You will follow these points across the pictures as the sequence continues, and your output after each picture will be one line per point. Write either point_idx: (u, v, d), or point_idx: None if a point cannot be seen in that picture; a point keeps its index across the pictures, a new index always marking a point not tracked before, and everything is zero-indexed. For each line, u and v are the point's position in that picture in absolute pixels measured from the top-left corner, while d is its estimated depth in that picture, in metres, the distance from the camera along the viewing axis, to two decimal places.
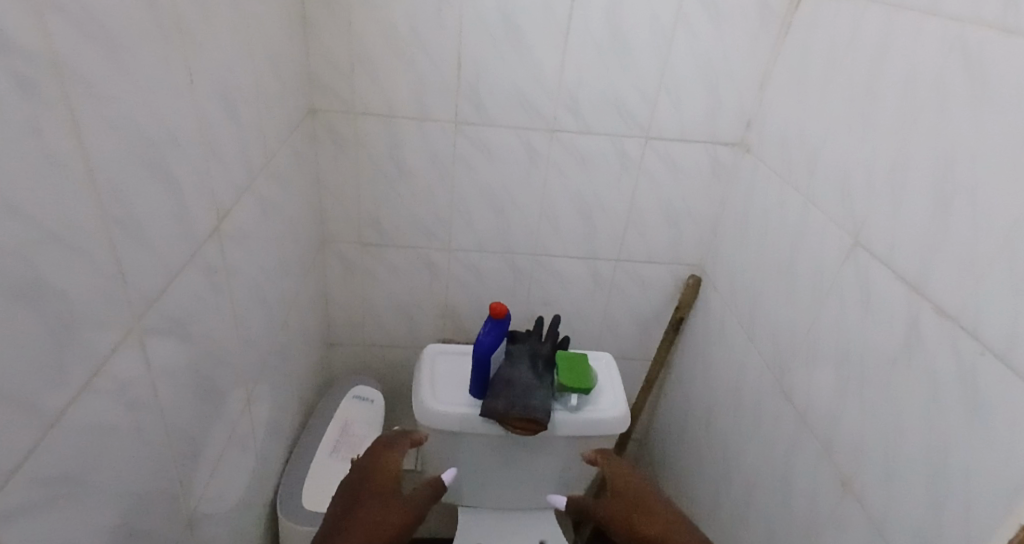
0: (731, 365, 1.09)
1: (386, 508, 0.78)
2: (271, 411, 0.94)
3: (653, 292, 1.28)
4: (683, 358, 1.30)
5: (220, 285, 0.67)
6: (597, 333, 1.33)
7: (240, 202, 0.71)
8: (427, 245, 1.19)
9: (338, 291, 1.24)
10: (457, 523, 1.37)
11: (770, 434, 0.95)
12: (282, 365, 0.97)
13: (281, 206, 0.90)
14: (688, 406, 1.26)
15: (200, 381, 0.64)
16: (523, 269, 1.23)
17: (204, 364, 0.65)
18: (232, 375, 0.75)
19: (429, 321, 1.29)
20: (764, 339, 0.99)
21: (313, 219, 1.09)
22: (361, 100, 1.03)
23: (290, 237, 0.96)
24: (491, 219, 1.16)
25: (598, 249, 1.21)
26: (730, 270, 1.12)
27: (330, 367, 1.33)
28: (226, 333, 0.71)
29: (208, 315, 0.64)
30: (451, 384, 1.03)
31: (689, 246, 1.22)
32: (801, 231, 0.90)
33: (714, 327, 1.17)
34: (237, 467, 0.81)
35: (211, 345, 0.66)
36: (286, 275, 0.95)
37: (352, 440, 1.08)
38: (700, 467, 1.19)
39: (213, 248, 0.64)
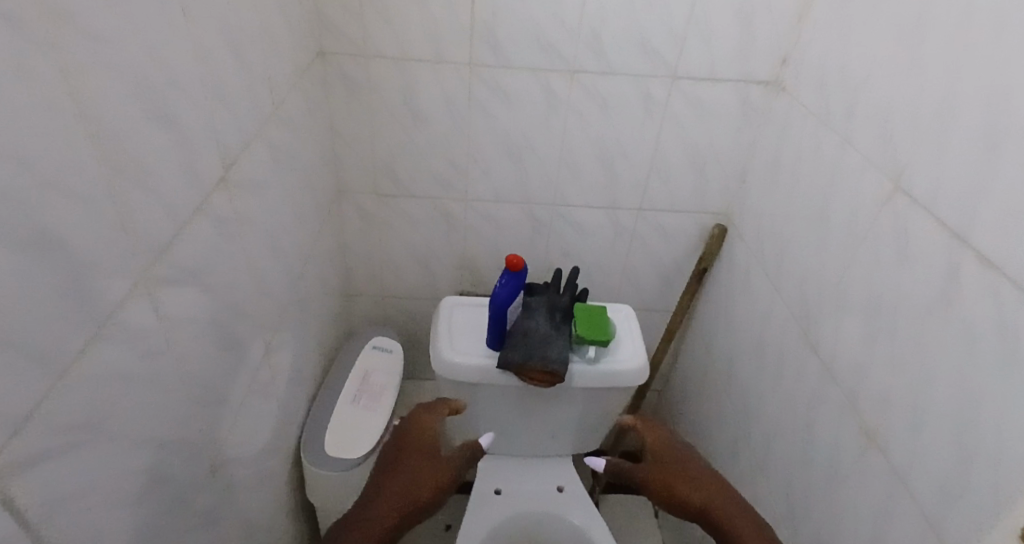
0: (756, 317, 1.06)
1: (417, 474, 0.76)
2: (293, 361, 0.95)
3: (676, 242, 1.24)
4: (705, 310, 1.27)
5: (232, 236, 0.66)
6: (617, 285, 1.31)
7: (249, 150, 0.69)
8: (444, 195, 1.16)
9: (356, 242, 1.23)
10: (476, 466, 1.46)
11: (792, 387, 0.93)
12: (301, 316, 0.98)
13: (294, 154, 0.88)
14: (709, 358, 1.24)
15: (217, 331, 0.64)
16: (542, 219, 1.20)
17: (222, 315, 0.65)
18: (250, 326, 0.75)
19: (447, 272, 1.28)
20: (791, 291, 0.95)
21: (327, 169, 1.07)
22: (373, 42, 0.99)
23: (305, 187, 0.94)
24: (509, 167, 1.13)
25: (619, 198, 1.17)
26: (758, 219, 1.08)
27: (350, 318, 1.34)
28: (241, 284, 0.70)
29: (222, 265, 0.64)
30: (469, 336, 1.04)
31: (715, 194, 1.18)
32: (835, 177, 0.85)
33: (739, 278, 1.13)
34: (259, 414, 0.82)
35: (227, 296, 0.66)
36: (302, 226, 0.94)
37: (372, 389, 1.08)
38: (719, 419, 1.19)
39: (223, 197, 0.63)
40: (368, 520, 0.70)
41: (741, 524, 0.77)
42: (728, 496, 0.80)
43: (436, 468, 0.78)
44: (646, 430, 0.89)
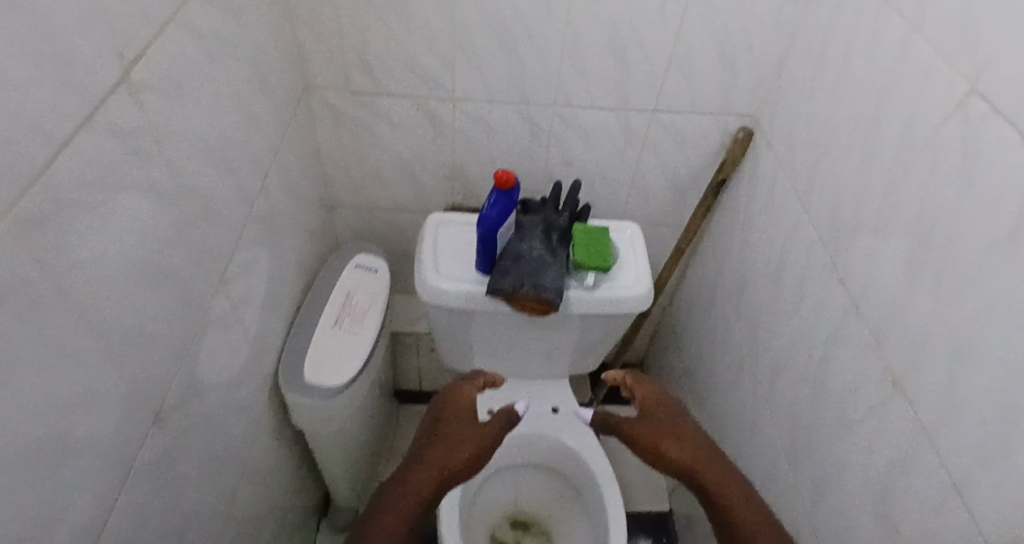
0: (777, 239, 0.95)
1: (461, 440, 0.82)
2: (264, 286, 0.87)
3: (693, 150, 1.10)
4: (720, 226, 1.15)
5: (149, 152, 0.54)
6: (624, 197, 1.19)
7: (166, 42, 0.56)
8: (429, 94, 1.01)
9: (333, 148, 1.10)
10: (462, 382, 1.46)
11: (808, 320, 0.84)
12: (270, 237, 0.88)
13: (239, 46, 0.73)
14: (719, 279, 1.14)
15: (140, 268, 0.55)
16: (541, 123, 1.05)
17: (144, 248, 0.55)
18: (194, 255, 0.66)
19: (436, 182, 1.16)
20: (822, 211, 0.84)
21: (290, 64, 0.91)
22: None
23: (259, 88, 0.80)
24: (503, 62, 0.96)
25: (631, 99, 1.02)
26: (792, 125, 0.93)
27: (334, 231, 1.24)
28: (174, 209, 0.60)
29: (136, 189, 0.53)
30: (456, 258, 0.94)
31: (743, 94, 1.01)
32: (895, 76, 0.70)
33: (762, 194, 1.01)
34: (223, 346, 0.75)
35: (150, 225, 0.56)
36: (259, 134, 0.82)
37: (354, 312, 1.01)
38: (724, 344, 1.11)
39: (127, 105, 0.50)
40: (421, 471, 0.79)
41: (730, 497, 0.73)
42: (720, 465, 0.76)
43: (478, 430, 0.85)
44: (636, 388, 0.83)
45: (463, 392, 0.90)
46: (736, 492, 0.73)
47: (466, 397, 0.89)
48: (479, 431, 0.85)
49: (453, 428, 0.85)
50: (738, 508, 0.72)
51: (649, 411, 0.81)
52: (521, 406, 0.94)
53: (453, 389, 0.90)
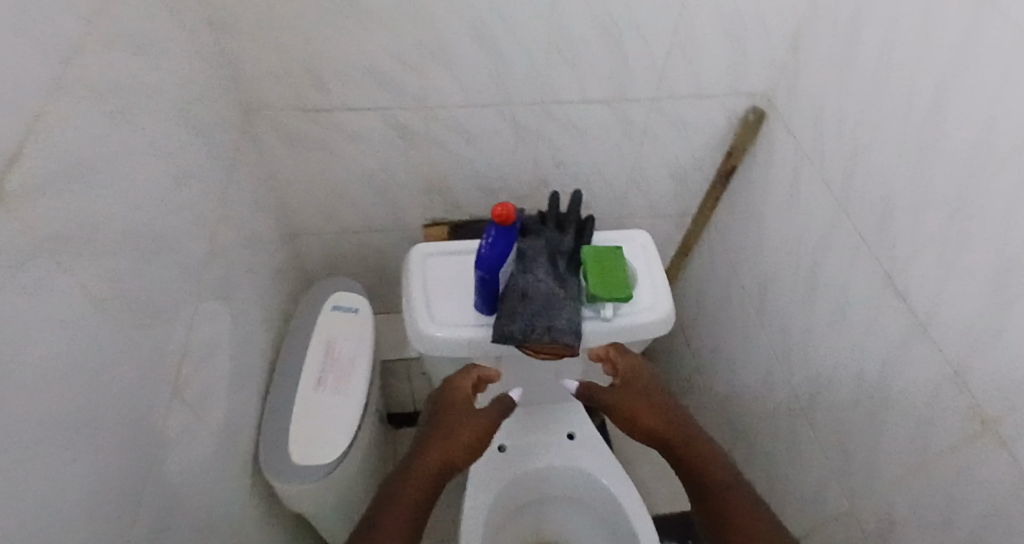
0: (806, 237, 0.85)
1: (459, 428, 0.82)
2: (230, 363, 0.73)
3: (699, 137, 0.98)
4: (732, 215, 1.05)
5: (55, 280, 0.39)
6: (624, 193, 1.07)
7: (52, 117, 0.39)
8: (395, 105, 0.85)
9: (288, 174, 0.94)
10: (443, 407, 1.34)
11: (858, 333, 0.75)
12: (230, 302, 0.74)
13: (153, 86, 0.56)
14: (737, 274, 1.05)
15: (74, 433, 0.41)
16: (528, 124, 0.91)
17: (74, 403, 0.41)
18: (144, 373, 0.52)
19: (414, 197, 1.01)
20: (865, 215, 0.72)
21: (222, 88, 0.74)
22: None
23: (190, 131, 0.64)
24: (481, 61, 0.81)
25: (629, 88, 0.88)
26: (817, 110, 0.80)
27: (302, 261, 1.09)
28: (103, 332, 0.46)
29: (50, 337, 0.38)
30: (452, 297, 0.82)
31: (754, 72, 0.88)
32: (961, 58, 0.56)
33: (782, 185, 0.90)
34: (194, 458, 0.62)
35: (77, 372, 0.41)
36: (200, 186, 0.66)
37: (340, 365, 0.88)
38: (750, 343, 1.03)
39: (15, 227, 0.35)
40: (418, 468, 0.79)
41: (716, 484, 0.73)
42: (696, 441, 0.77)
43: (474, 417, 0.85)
44: (619, 359, 0.80)
45: (458, 380, 0.87)
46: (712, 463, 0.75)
47: (461, 386, 0.87)
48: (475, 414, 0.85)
49: (450, 421, 0.83)
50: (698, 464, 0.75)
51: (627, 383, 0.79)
52: (514, 393, 0.97)
53: (447, 386, 0.87)
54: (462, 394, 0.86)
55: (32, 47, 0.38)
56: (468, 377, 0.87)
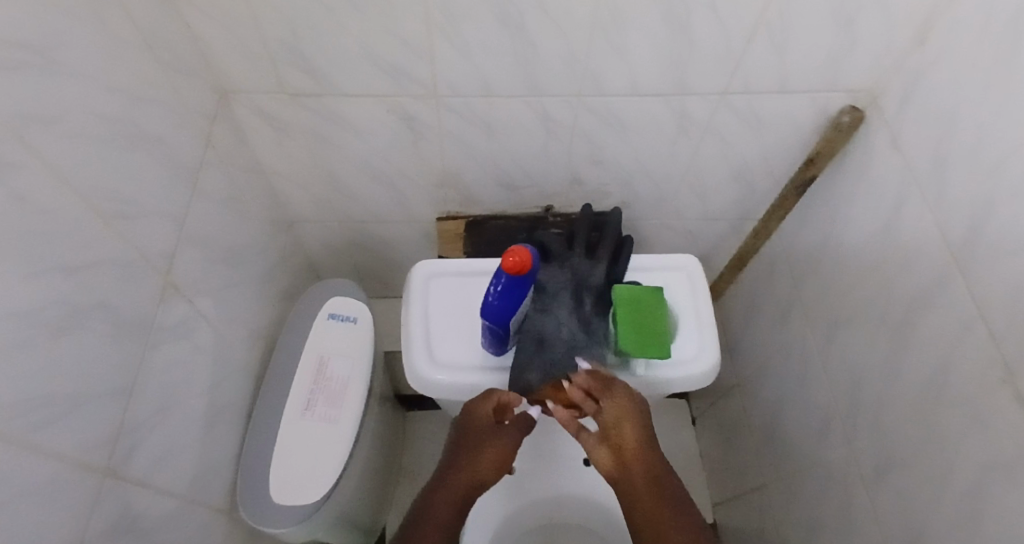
0: (899, 284, 0.68)
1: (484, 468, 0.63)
2: (199, 400, 0.64)
3: (774, 136, 0.79)
4: (803, 229, 0.87)
5: None
6: (671, 193, 0.90)
7: None
8: (400, 92, 0.70)
9: (277, 160, 0.81)
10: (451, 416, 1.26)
11: (951, 425, 0.60)
12: (199, 332, 0.64)
13: (67, 105, 0.43)
14: (802, 299, 0.89)
15: None
16: (559, 116, 0.75)
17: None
18: (75, 471, 0.43)
19: (424, 191, 0.87)
20: (994, 283, 0.54)
21: (182, 74, 0.60)
22: None
23: (131, 145, 0.51)
24: (504, 42, 0.64)
25: (691, 79, 0.69)
26: (945, 128, 0.60)
27: (300, 248, 0.98)
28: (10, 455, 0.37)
29: None
30: (457, 331, 0.70)
31: (858, 65, 0.67)
32: None
33: (875, 211, 0.72)
34: (157, 527, 0.55)
35: None
36: (150, 211, 0.54)
37: (329, 387, 0.79)
38: (807, 380, 0.89)
39: None
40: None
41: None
42: (671, 510, 0.57)
43: (497, 448, 0.63)
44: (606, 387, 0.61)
45: (482, 404, 0.63)
46: (658, 529, 0.55)
47: (486, 411, 0.63)
48: (502, 441, 0.63)
49: (473, 452, 0.62)
50: (646, 518, 0.56)
51: (615, 409, 0.59)
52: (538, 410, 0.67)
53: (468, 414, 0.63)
54: (485, 420, 0.62)
55: None
56: (488, 406, 0.63)
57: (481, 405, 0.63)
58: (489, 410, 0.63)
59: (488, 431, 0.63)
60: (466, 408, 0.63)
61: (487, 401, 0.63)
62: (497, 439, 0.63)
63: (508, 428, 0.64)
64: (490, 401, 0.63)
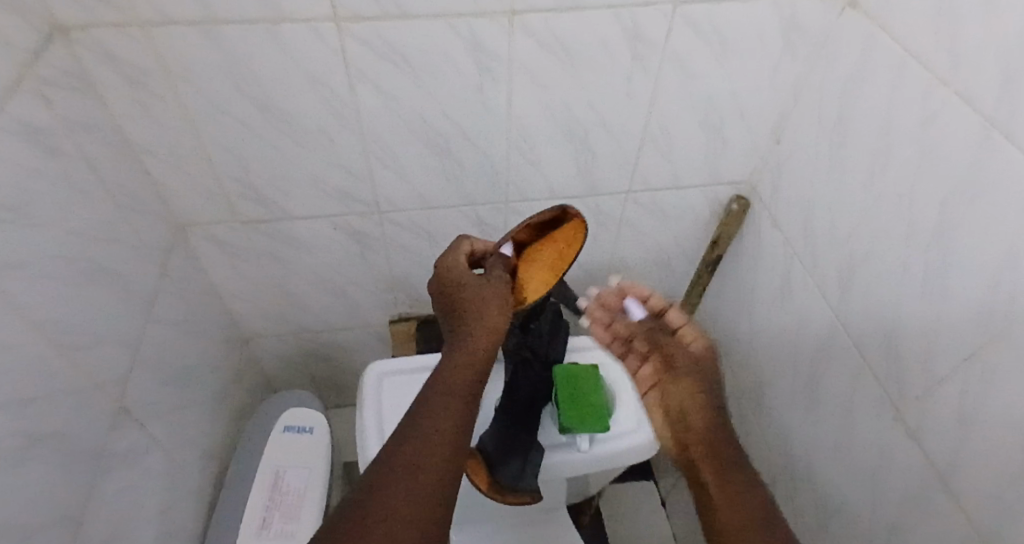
0: (802, 343, 0.76)
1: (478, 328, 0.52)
2: (148, 525, 0.63)
3: (680, 224, 0.90)
4: (721, 301, 0.97)
5: None
6: (602, 280, 0.98)
7: None
8: (344, 211, 0.78)
9: (231, 282, 0.85)
10: None
11: (866, 467, 0.65)
12: (151, 457, 0.64)
13: (32, 250, 0.48)
14: (730, 365, 0.96)
15: None
16: (490, 221, 0.84)
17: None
18: None
19: (373, 298, 0.93)
20: (869, 334, 0.63)
21: (142, 212, 0.66)
22: (143, 2, 0.53)
23: (91, 280, 0.56)
24: (433, 164, 0.74)
25: (599, 182, 0.81)
26: (808, 207, 0.72)
27: (256, 364, 1.00)
28: None
29: None
30: None
31: (735, 161, 0.81)
32: (975, 186, 0.48)
33: (772, 281, 0.82)
34: None
35: None
36: (105, 341, 0.57)
37: (287, 501, 0.79)
38: (749, 442, 0.94)
39: None
40: (436, 429, 0.44)
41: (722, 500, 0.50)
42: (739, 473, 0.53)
43: (497, 304, 0.54)
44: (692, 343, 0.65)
45: (452, 259, 0.58)
46: (730, 499, 0.50)
47: (457, 266, 0.57)
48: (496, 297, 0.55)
49: (468, 316, 0.54)
50: (720, 493, 0.51)
51: (685, 389, 0.61)
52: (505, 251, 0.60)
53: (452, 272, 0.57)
54: (459, 266, 0.57)
55: None
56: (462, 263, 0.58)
57: (449, 260, 0.58)
58: (459, 261, 0.58)
59: (470, 285, 0.56)
60: (435, 270, 0.58)
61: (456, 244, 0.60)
62: (493, 297, 0.55)
63: (501, 275, 0.58)
64: (456, 251, 0.59)
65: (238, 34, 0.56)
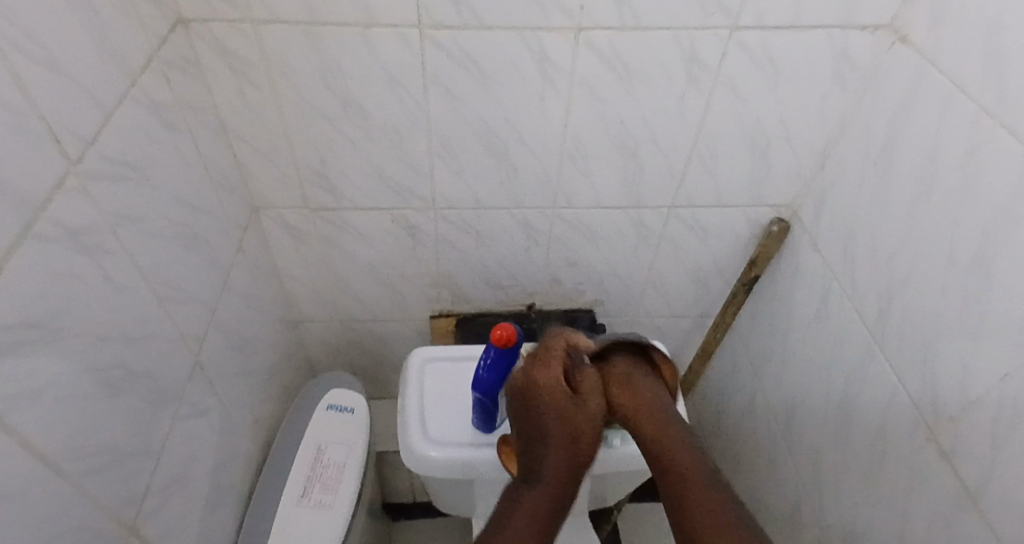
0: (836, 363, 0.78)
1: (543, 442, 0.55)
2: (209, 476, 0.68)
3: (720, 243, 0.93)
4: (756, 322, 0.99)
5: (6, 453, 0.37)
6: (639, 292, 1.01)
7: (16, 271, 0.38)
8: (403, 205, 0.84)
9: (292, 265, 0.92)
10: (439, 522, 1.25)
11: (895, 487, 0.66)
12: (217, 413, 0.70)
13: (145, 208, 0.54)
14: (762, 386, 0.97)
15: None
16: (538, 225, 0.88)
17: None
18: (108, 517, 0.48)
19: (419, 291, 0.98)
20: (904, 354, 0.65)
21: (228, 190, 0.73)
22: (258, 3, 0.60)
23: (186, 244, 0.62)
24: (491, 166, 0.79)
25: (644, 196, 0.84)
26: (848, 230, 0.75)
27: (302, 347, 1.06)
28: (61, 490, 0.42)
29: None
30: (448, 409, 0.78)
31: (778, 184, 0.84)
32: (1013, 210, 0.51)
33: (809, 302, 0.83)
34: None
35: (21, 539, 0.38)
36: (191, 299, 0.63)
37: (326, 474, 0.83)
38: (778, 465, 0.94)
39: None
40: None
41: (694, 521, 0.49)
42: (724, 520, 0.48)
43: (583, 423, 0.56)
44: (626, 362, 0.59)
45: (545, 370, 0.58)
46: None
47: (549, 381, 0.57)
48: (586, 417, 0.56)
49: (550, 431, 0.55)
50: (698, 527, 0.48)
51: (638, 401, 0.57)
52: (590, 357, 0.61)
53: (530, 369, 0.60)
54: (555, 379, 0.57)
55: None
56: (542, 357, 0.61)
57: (543, 371, 0.58)
58: (556, 374, 0.58)
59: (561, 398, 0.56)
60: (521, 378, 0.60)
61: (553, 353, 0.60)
62: (580, 412, 0.56)
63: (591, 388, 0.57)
64: (552, 361, 0.59)
65: (334, 35, 0.63)
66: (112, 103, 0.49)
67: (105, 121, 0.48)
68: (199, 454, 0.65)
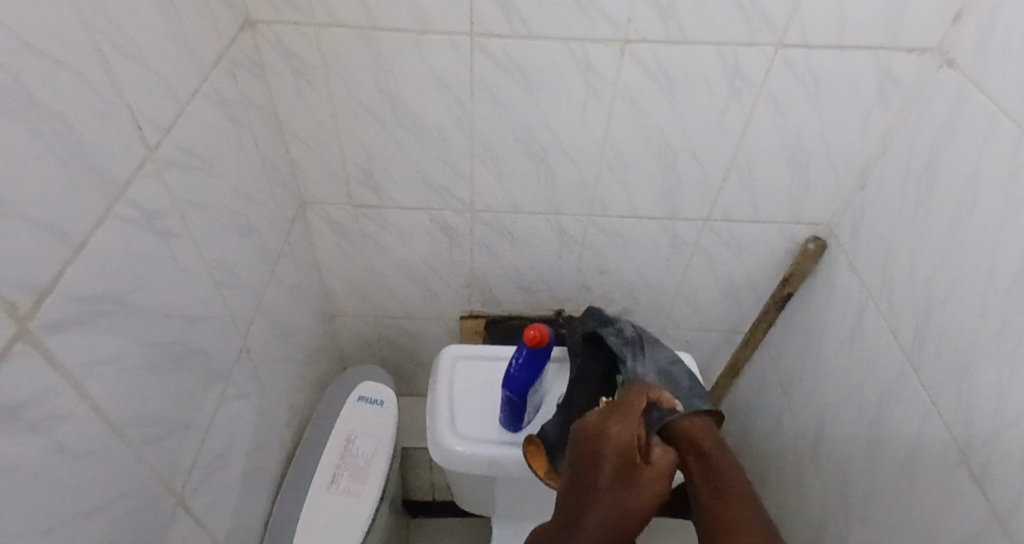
0: (868, 385, 0.77)
1: (592, 497, 0.47)
2: (247, 455, 0.71)
3: (753, 257, 0.93)
4: (787, 339, 0.98)
5: (76, 415, 0.40)
6: (669, 303, 1.02)
7: (98, 245, 0.41)
8: (443, 206, 0.86)
9: (332, 258, 0.95)
10: (458, 520, 1.27)
11: (922, 511, 0.65)
12: (258, 396, 0.73)
13: (209, 196, 0.58)
14: (791, 403, 0.97)
15: None
16: (572, 232, 0.90)
17: (57, 540, 0.39)
18: (160, 482, 0.51)
19: (452, 292, 1.01)
20: (941, 378, 0.64)
21: (280, 184, 0.77)
22: (321, 7, 0.64)
23: (241, 233, 0.65)
24: (530, 171, 0.81)
25: (680, 207, 0.85)
26: (887, 251, 0.74)
27: (337, 340, 1.10)
28: (120, 454, 0.45)
29: (59, 470, 0.38)
30: (477, 406, 0.79)
31: (815, 202, 0.84)
32: None
33: (844, 322, 0.83)
34: None
35: (84, 499, 0.41)
36: (243, 285, 0.67)
37: (356, 463, 0.86)
38: (803, 484, 0.93)
39: (35, 372, 0.35)
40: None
41: None
42: None
43: (646, 489, 0.47)
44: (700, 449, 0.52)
45: (619, 421, 0.52)
46: None
47: (622, 431, 0.51)
48: (653, 483, 0.48)
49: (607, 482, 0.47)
50: None
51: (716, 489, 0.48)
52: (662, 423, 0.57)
53: (598, 428, 0.52)
54: (632, 434, 0.51)
55: (77, 177, 0.39)
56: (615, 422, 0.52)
57: (618, 422, 0.52)
58: (632, 427, 0.51)
59: (633, 452, 0.49)
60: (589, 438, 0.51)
61: (629, 409, 0.54)
62: (646, 477, 0.48)
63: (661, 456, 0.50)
64: (630, 418, 0.53)
65: (389, 40, 0.66)
66: (186, 96, 0.53)
67: (179, 113, 0.51)
68: (240, 434, 0.68)
